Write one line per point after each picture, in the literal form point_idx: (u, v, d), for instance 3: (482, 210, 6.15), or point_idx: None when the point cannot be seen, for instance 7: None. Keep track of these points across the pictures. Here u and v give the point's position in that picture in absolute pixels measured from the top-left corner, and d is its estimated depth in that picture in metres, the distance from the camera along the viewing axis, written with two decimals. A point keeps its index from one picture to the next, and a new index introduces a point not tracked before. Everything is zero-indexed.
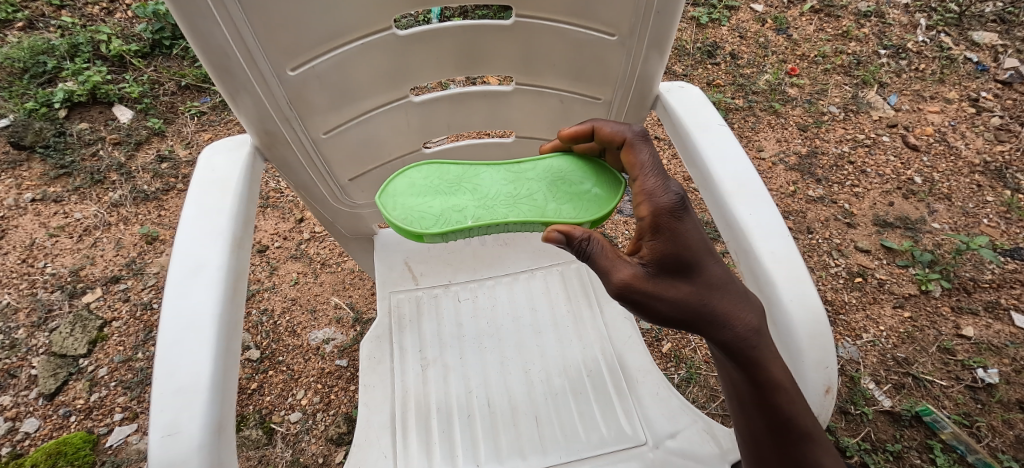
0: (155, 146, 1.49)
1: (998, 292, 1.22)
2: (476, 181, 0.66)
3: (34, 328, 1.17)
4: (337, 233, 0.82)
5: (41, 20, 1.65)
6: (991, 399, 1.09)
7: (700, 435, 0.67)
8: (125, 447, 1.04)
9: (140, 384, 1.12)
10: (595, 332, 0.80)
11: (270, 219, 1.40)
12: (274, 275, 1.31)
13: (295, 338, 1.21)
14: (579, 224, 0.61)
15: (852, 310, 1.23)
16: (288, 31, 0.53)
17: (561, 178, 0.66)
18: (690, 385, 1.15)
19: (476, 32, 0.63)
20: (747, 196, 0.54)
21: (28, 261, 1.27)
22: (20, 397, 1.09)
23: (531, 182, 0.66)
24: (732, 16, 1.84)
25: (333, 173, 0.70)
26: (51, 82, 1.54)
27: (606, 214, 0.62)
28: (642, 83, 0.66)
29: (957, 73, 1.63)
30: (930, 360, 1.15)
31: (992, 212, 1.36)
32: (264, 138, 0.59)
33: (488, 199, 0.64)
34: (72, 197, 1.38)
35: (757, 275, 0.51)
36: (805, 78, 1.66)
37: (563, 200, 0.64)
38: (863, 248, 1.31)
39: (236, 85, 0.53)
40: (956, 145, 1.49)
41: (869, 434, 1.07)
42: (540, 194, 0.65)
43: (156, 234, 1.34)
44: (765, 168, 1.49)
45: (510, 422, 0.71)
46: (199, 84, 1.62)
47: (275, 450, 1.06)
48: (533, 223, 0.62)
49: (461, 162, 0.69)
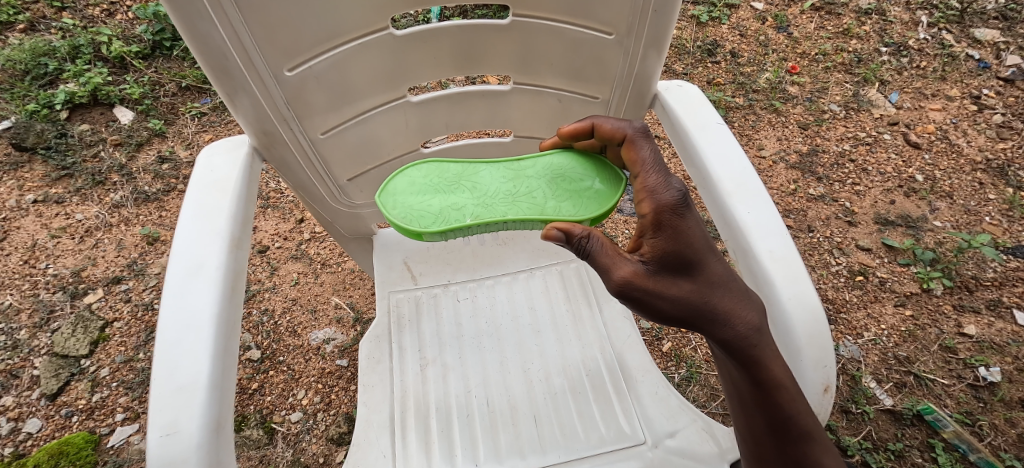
0: (156, 147, 1.50)
1: (1000, 291, 1.21)
2: (476, 179, 0.66)
3: (36, 329, 1.17)
4: (336, 233, 0.82)
5: (42, 22, 1.66)
6: (993, 397, 1.09)
7: (699, 434, 0.67)
8: (127, 448, 1.05)
9: (141, 385, 1.12)
10: (595, 331, 0.80)
11: (270, 219, 1.41)
12: (274, 275, 1.31)
13: (296, 338, 1.22)
14: (579, 221, 0.61)
15: (852, 309, 1.23)
16: (285, 31, 0.53)
17: (561, 175, 0.66)
18: (691, 384, 1.15)
19: (473, 32, 0.63)
20: (746, 195, 0.54)
21: (30, 262, 1.27)
22: (22, 397, 1.09)
23: (530, 179, 0.66)
24: (732, 14, 1.83)
25: (331, 173, 0.70)
26: (52, 83, 1.54)
27: (606, 211, 0.62)
28: (640, 82, 0.66)
29: (959, 70, 1.62)
30: (932, 359, 1.15)
31: (994, 210, 1.35)
32: (262, 138, 0.59)
33: (487, 197, 0.64)
34: (74, 198, 1.39)
35: (756, 274, 0.51)
36: (805, 76, 1.65)
37: (563, 198, 0.64)
38: (864, 246, 1.31)
39: (233, 85, 0.53)
40: (957, 142, 1.48)
41: (870, 433, 1.06)
42: (539, 191, 0.65)
43: (157, 234, 1.35)
44: (765, 166, 1.48)
45: (510, 422, 0.71)
46: (200, 85, 1.62)
47: (276, 450, 1.06)
48: (534, 222, 0.62)
49: (460, 161, 0.69)
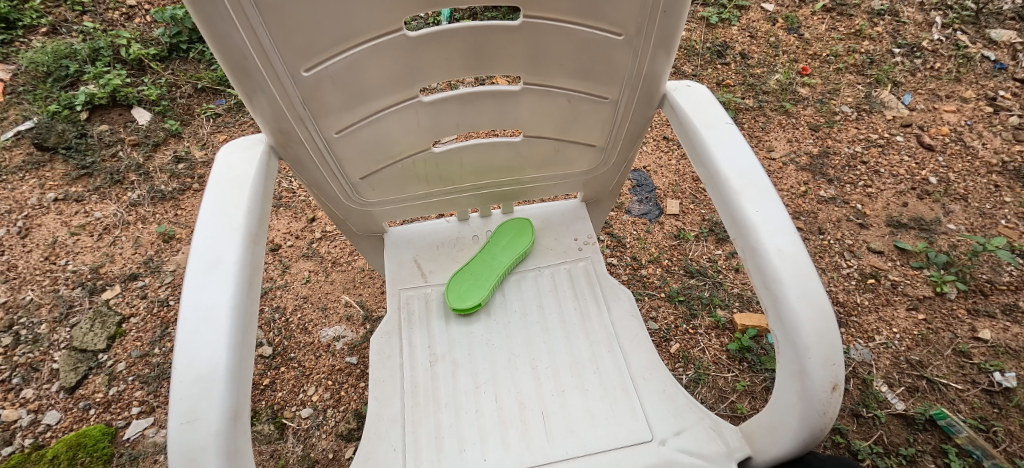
0: (172, 147, 1.53)
1: (1016, 295, 1.20)
2: (473, 262, 0.87)
3: (56, 323, 1.20)
4: (349, 231, 0.85)
5: (64, 25, 1.71)
6: (1009, 403, 1.06)
7: (707, 432, 0.67)
8: (142, 440, 1.06)
9: (156, 379, 1.15)
10: (602, 330, 0.80)
11: (282, 219, 1.44)
12: (286, 273, 1.34)
13: (306, 335, 1.23)
14: (526, 242, 0.89)
15: (864, 312, 1.22)
16: (302, 33, 0.54)
17: (508, 232, 0.91)
18: (699, 386, 1.15)
19: (484, 33, 0.62)
20: (755, 194, 0.54)
21: (51, 258, 1.30)
22: (42, 390, 1.12)
23: (494, 245, 0.89)
24: (742, 15, 1.84)
25: (344, 171, 0.72)
26: (73, 85, 1.59)
27: (529, 237, 0.90)
28: (649, 82, 0.67)
29: (973, 72, 1.60)
30: (945, 363, 1.13)
31: (1010, 213, 1.33)
32: (279, 137, 0.62)
33: (482, 265, 0.87)
34: (93, 196, 1.42)
35: (764, 272, 0.50)
36: (816, 78, 1.65)
37: (509, 238, 0.90)
38: (876, 249, 1.30)
39: (253, 85, 0.56)
40: (972, 144, 1.47)
41: (882, 437, 1.05)
42: (499, 245, 0.89)
43: (172, 232, 1.38)
44: (775, 168, 1.48)
45: (518, 419, 0.72)
46: (215, 86, 1.66)
47: (287, 445, 1.07)
48: (524, 260, 0.89)
49: (462, 263, 0.88)
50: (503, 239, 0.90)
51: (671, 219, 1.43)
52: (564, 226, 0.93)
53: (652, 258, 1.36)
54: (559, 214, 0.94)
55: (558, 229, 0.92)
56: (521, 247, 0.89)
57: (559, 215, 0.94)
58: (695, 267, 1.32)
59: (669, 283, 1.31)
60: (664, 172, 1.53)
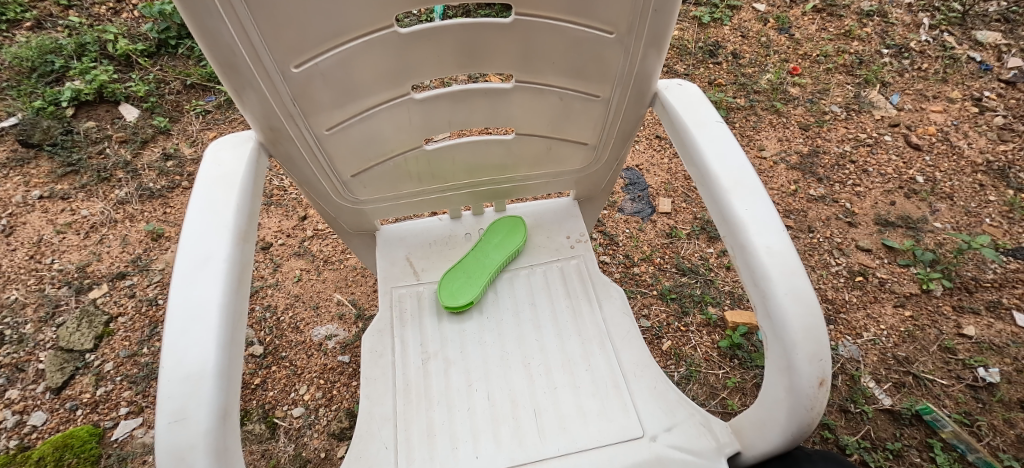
0: (161, 144, 1.51)
1: (1000, 292, 1.22)
2: (466, 260, 0.87)
3: (42, 323, 1.19)
4: (341, 228, 0.85)
5: (49, 20, 1.68)
6: (992, 398, 1.08)
7: (698, 428, 0.67)
8: (131, 441, 1.05)
9: (145, 379, 1.13)
10: (594, 327, 0.80)
11: (274, 217, 1.43)
12: (277, 271, 1.33)
13: (298, 333, 1.23)
14: (519, 239, 0.89)
15: (852, 309, 1.24)
16: (293, 29, 0.54)
17: (501, 230, 0.91)
18: (690, 383, 1.16)
19: (475, 30, 0.62)
20: (745, 192, 0.54)
21: (36, 257, 1.28)
22: (27, 391, 1.10)
23: (487, 243, 0.89)
24: (734, 15, 1.85)
25: (335, 169, 0.72)
26: (59, 81, 1.56)
27: (522, 235, 0.90)
28: (640, 80, 0.67)
29: (960, 73, 1.62)
30: (931, 359, 1.15)
31: (995, 211, 1.35)
32: (269, 134, 0.62)
33: (474, 262, 0.87)
34: (79, 194, 1.40)
35: (753, 270, 0.50)
36: (806, 78, 1.66)
37: (502, 236, 0.90)
38: (865, 247, 1.32)
39: (242, 82, 0.55)
40: (958, 144, 1.49)
41: (869, 432, 1.06)
42: (492, 243, 0.89)
43: (161, 231, 1.36)
44: (766, 167, 1.49)
45: (511, 416, 0.72)
46: (204, 83, 1.64)
47: (278, 445, 1.07)
48: (517, 257, 0.89)
49: (454, 261, 0.88)
50: (496, 237, 0.90)
51: (663, 218, 1.44)
52: (556, 225, 0.93)
53: (644, 256, 1.36)
54: (552, 212, 0.94)
55: (551, 227, 0.92)
56: (514, 245, 0.89)
57: (551, 214, 0.94)
58: (687, 265, 1.33)
59: (662, 281, 1.32)
60: (657, 171, 1.54)
